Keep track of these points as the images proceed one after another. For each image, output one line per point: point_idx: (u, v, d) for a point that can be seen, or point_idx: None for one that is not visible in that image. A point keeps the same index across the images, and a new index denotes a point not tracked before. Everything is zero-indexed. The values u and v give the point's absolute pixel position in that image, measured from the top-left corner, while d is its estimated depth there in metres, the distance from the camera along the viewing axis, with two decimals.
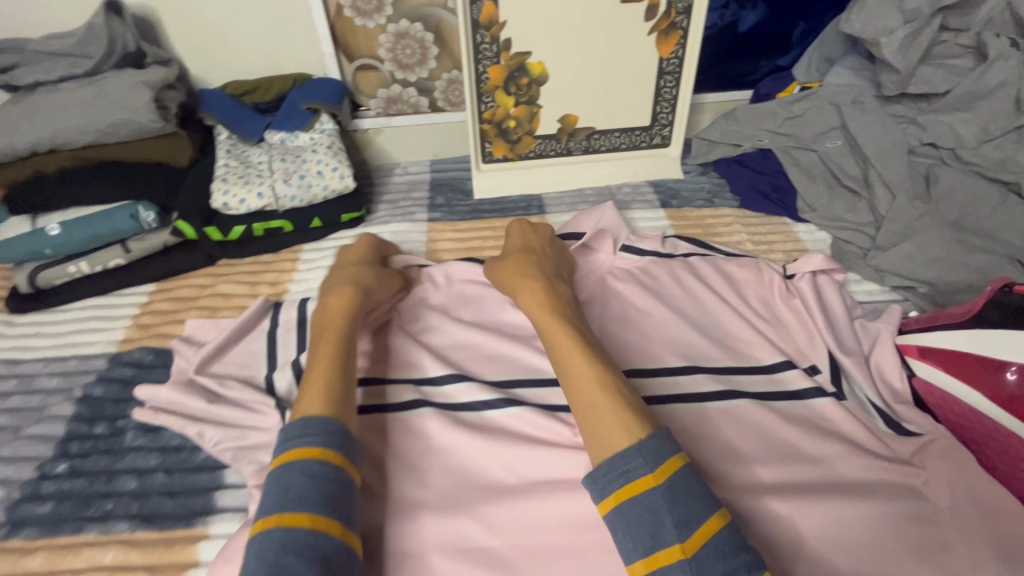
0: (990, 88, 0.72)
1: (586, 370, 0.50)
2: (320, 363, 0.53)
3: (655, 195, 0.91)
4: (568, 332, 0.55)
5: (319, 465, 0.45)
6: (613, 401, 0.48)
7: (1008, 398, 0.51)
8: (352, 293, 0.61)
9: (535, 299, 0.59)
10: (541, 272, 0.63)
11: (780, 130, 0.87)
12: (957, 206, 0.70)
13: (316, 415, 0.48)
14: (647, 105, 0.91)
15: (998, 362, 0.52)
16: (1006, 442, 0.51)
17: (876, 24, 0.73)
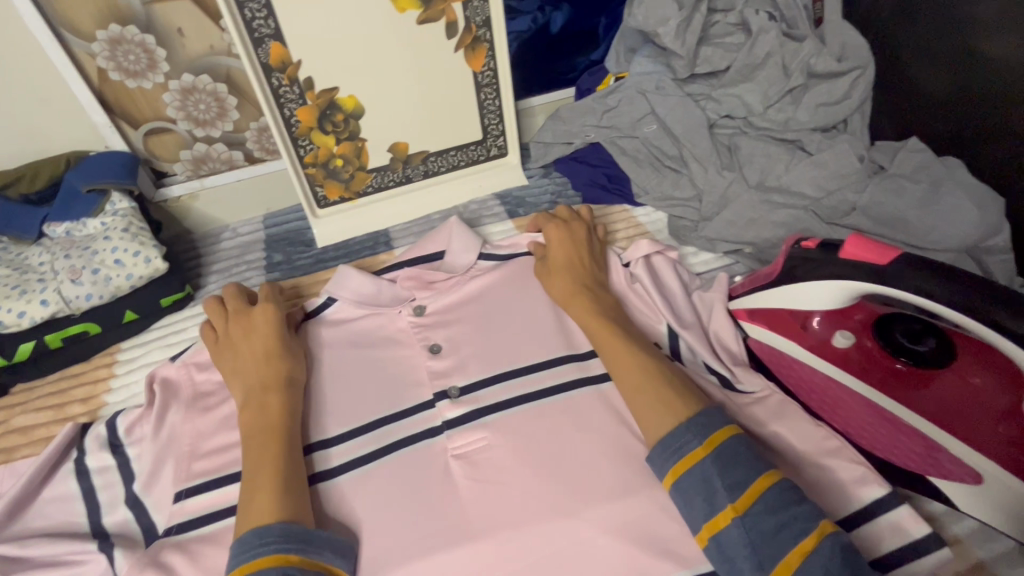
0: (761, 58, 0.79)
1: (630, 356, 0.57)
2: (264, 468, 0.52)
3: (501, 207, 0.91)
4: (614, 328, 0.60)
5: (294, 569, 0.46)
6: (652, 384, 0.54)
7: (820, 343, 0.57)
8: (282, 391, 0.58)
9: (587, 300, 0.64)
10: (585, 278, 0.67)
11: (602, 123, 0.89)
12: (757, 168, 0.77)
13: (276, 521, 0.48)
14: (474, 119, 0.90)
15: (805, 313, 0.58)
16: (827, 383, 0.57)
17: (655, 15, 0.77)
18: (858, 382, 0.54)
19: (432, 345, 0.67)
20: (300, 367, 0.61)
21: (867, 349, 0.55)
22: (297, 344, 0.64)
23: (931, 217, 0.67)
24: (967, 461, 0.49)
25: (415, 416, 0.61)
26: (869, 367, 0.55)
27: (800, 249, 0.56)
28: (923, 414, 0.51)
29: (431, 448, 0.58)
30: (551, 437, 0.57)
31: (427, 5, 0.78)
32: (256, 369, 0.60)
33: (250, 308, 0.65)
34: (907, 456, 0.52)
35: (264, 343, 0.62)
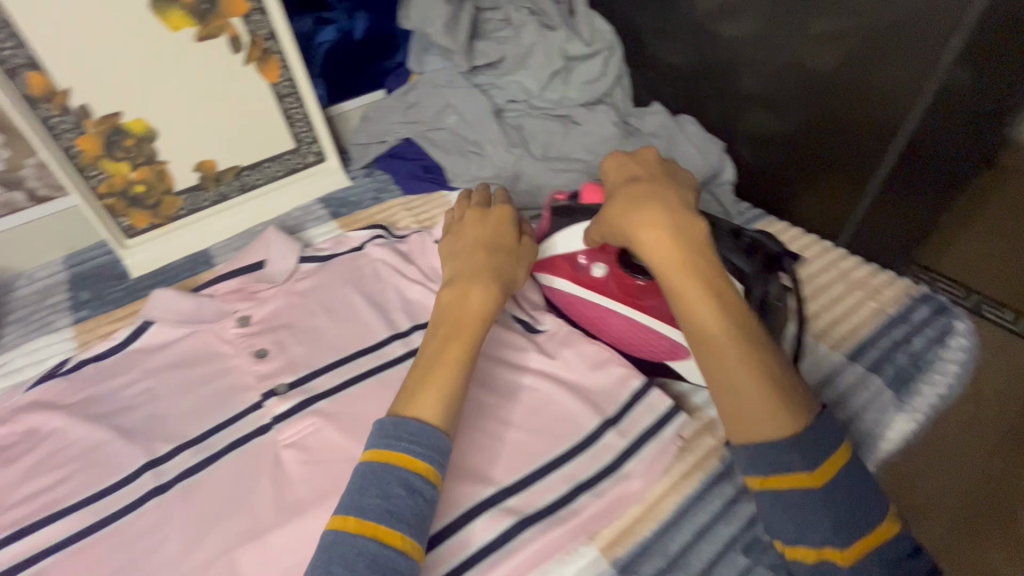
0: (528, 47, 0.90)
1: (713, 323, 0.47)
2: (443, 356, 0.52)
3: (325, 210, 0.94)
4: (697, 277, 0.48)
5: (423, 483, 0.46)
6: (748, 367, 0.45)
7: (584, 276, 0.65)
8: (489, 283, 0.57)
9: (650, 242, 0.51)
10: (670, 203, 0.52)
11: (407, 119, 0.97)
12: (540, 143, 0.89)
13: (429, 424, 0.48)
14: (282, 129, 0.92)
15: (572, 256, 0.66)
16: (595, 309, 0.66)
17: (426, 16, 0.85)
18: (615, 303, 0.63)
19: (259, 349, 0.69)
20: (517, 272, 0.61)
21: (618, 273, 0.63)
22: (527, 245, 0.64)
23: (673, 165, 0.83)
24: (693, 351, 0.60)
25: (246, 418, 0.62)
26: (622, 288, 0.63)
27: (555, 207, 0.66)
28: (660, 320, 0.61)
29: (261, 444, 0.60)
30: (376, 408, 0.62)
31: (203, 22, 0.79)
32: (472, 258, 0.60)
33: (485, 208, 0.66)
34: (658, 354, 0.63)
35: (502, 237, 0.63)
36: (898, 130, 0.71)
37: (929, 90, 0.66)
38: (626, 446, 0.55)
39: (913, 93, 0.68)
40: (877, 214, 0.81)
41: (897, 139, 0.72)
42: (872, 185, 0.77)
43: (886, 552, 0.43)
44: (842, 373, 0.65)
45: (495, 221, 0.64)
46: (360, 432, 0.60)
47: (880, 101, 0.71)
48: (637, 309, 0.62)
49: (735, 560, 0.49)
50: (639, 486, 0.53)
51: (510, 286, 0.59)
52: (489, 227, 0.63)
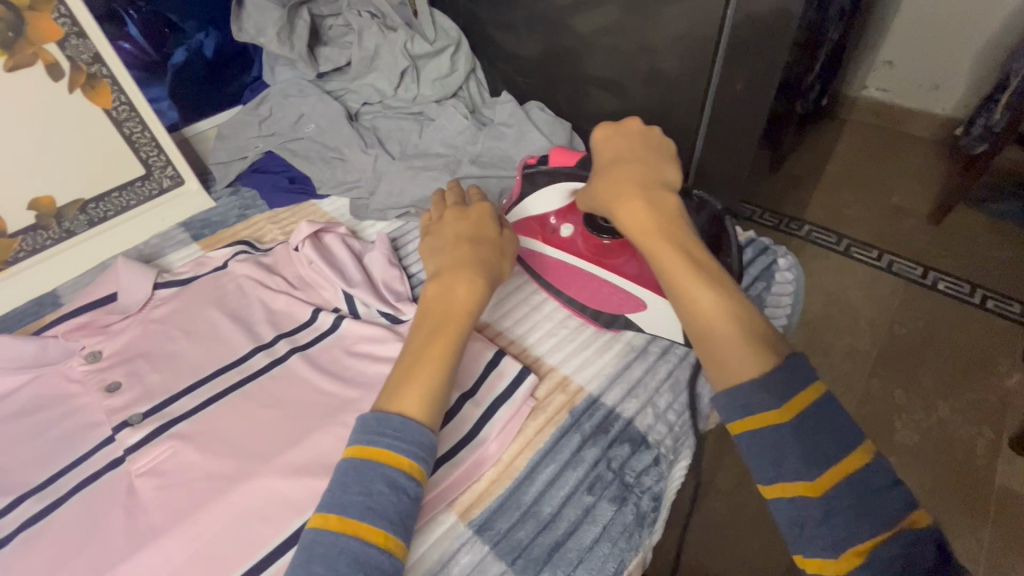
0: (374, 50, 0.92)
1: (698, 284, 0.51)
2: (429, 359, 0.52)
3: (186, 233, 0.91)
4: (675, 244, 0.54)
5: (404, 476, 0.47)
6: (730, 320, 0.50)
7: (554, 236, 0.70)
8: (473, 273, 0.57)
9: (633, 215, 0.56)
10: (648, 184, 0.58)
11: (264, 133, 0.96)
12: (397, 141, 0.91)
13: (412, 418, 0.49)
14: (126, 155, 0.88)
15: (545, 218, 0.71)
16: (559, 262, 0.70)
17: (259, 27, 0.85)
18: (581, 259, 0.68)
19: (110, 382, 0.66)
20: (501, 262, 0.61)
21: (585, 232, 0.68)
22: (508, 237, 0.64)
23: (525, 149, 0.87)
24: (647, 299, 0.64)
25: (97, 454, 0.60)
26: (588, 247, 0.68)
27: (529, 167, 0.71)
28: (621, 273, 0.65)
29: (114, 478, 0.58)
30: (238, 422, 0.61)
31: (10, 50, 0.75)
32: (456, 250, 0.60)
33: (462, 206, 0.67)
34: (615, 307, 0.66)
35: (484, 228, 0.63)
36: (708, 75, 0.81)
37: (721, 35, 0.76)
38: (481, 415, 0.57)
39: (709, 42, 0.77)
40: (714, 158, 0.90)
41: (708, 83, 0.82)
42: (701, 126, 0.87)
43: (865, 477, 0.43)
44: None
45: (475, 214, 0.65)
46: (220, 448, 0.59)
47: (687, 54, 0.80)
48: (600, 264, 0.67)
49: (581, 500, 0.53)
50: (494, 449, 0.56)
51: (496, 277, 0.59)
52: (472, 219, 0.64)
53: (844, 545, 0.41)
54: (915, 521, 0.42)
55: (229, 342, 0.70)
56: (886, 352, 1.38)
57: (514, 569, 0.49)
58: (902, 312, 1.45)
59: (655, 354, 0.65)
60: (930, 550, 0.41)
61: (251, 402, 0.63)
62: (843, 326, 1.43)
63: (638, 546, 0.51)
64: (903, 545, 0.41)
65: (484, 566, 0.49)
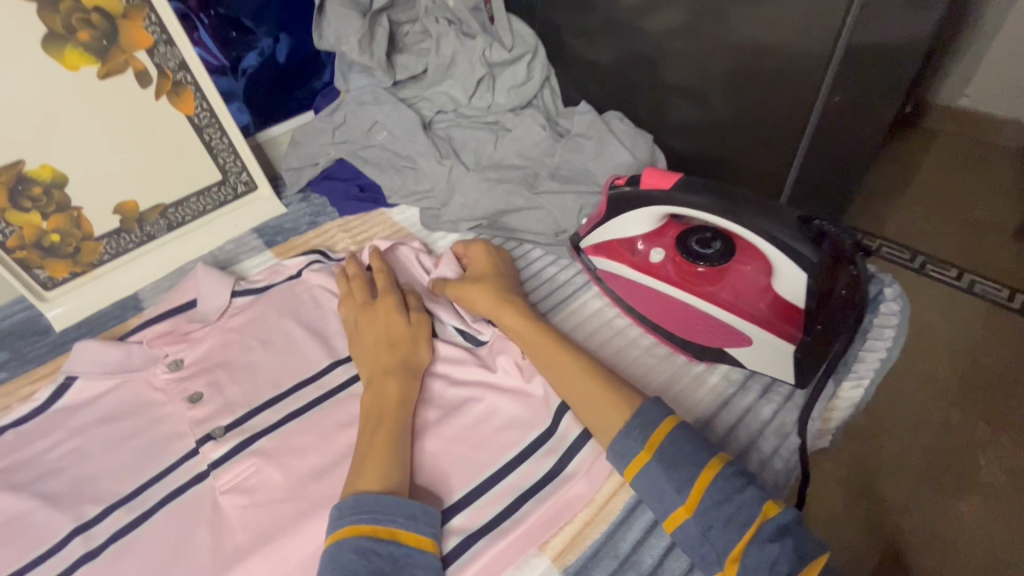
0: (450, 57, 0.89)
1: (575, 372, 0.55)
2: (374, 451, 0.51)
3: (259, 240, 0.91)
4: (545, 337, 0.59)
5: (372, 540, 0.44)
6: (609, 394, 0.53)
7: (640, 261, 0.66)
8: (404, 371, 0.58)
9: (511, 314, 0.62)
10: (500, 291, 0.65)
11: (336, 139, 0.95)
12: (471, 151, 0.89)
13: (381, 491, 0.47)
14: (204, 161, 0.89)
15: (630, 240, 0.67)
16: (646, 289, 0.65)
17: (338, 35, 0.84)
18: (670, 286, 0.64)
19: (193, 393, 0.66)
20: (422, 353, 0.61)
21: (676, 258, 0.64)
22: (420, 320, 0.63)
23: (603, 163, 0.84)
24: (751, 334, 0.59)
25: (183, 467, 0.60)
26: (681, 273, 0.64)
27: (618, 186, 0.64)
28: (719, 304, 0.61)
29: (200, 494, 0.57)
30: (318, 441, 0.60)
31: (104, 58, 0.76)
32: (375, 351, 0.60)
33: (370, 303, 0.65)
34: (715, 340, 0.61)
35: (393, 327, 0.62)
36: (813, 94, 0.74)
37: (835, 53, 0.70)
38: (569, 448, 0.55)
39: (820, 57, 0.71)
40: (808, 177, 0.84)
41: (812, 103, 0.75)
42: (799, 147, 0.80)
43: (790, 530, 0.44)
44: None
45: (381, 315, 0.63)
46: (302, 469, 0.58)
47: (791, 71, 0.74)
48: (695, 294, 0.62)
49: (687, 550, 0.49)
50: (584, 488, 0.53)
51: (418, 368, 0.59)
52: (383, 319, 0.63)
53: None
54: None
55: (306, 356, 0.69)
56: (969, 381, 1.28)
57: None
58: (990, 338, 1.33)
59: (755, 390, 0.61)
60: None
61: (331, 419, 0.62)
62: (924, 352, 1.33)
63: None
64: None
65: None
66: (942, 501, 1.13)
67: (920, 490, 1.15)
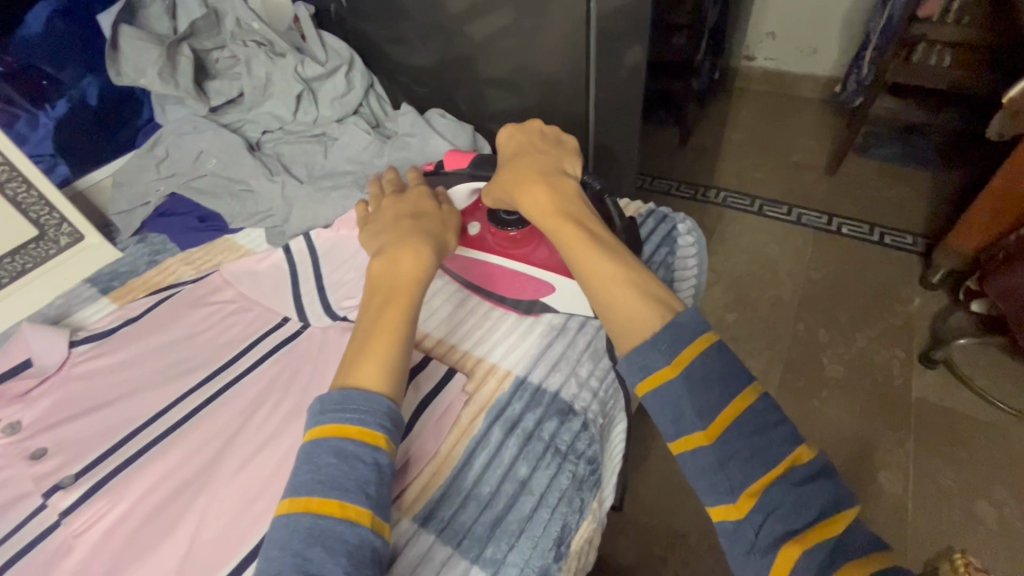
0: (264, 78, 0.92)
1: (599, 263, 0.56)
2: (384, 330, 0.55)
3: (93, 289, 0.87)
4: (572, 225, 0.59)
5: (348, 445, 0.49)
6: (627, 288, 0.54)
7: (462, 235, 0.71)
8: (418, 242, 0.61)
9: (533, 203, 0.61)
10: (547, 179, 0.63)
11: (163, 174, 0.94)
12: (302, 165, 0.92)
13: (372, 391, 0.52)
14: (13, 218, 0.84)
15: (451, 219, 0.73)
16: (471, 261, 0.71)
17: (136, 69, 0.84)
18: (491, 254, 0.70)
19: (32, 451, 0.63)
20: (443, 233, 0.65)
21: (491, 228, 0.70)
22: (449, 211, 0.69)
23: (429, 156, 0.90)
24: (555, 282, 0.67)
25: (29, 524, 0.58)
26: (497, 240, 0.70)
27: (429, 169, 0.75)
28: (529, 261, 0.68)
29: (49, 546, 0.56)
30: (174, 466, 0.60)
31: None
32: (395, 228, 0.64)
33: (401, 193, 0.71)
34: (527, 292, 0.69)
35: (424, 208, 0.68)
36: (587, 68, 0.87)
37: (591, 31, 0.82)
38: (420, 403, 0.60)
39: (581, 35, 0.83)
40: (616, 142, 0.96)
41: (587, 73, 0.88)
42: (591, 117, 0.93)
43: (793, 475, 0.46)
44: None
45: (410, 203, 0.68)
46: (158, 495, 0.58)
47: (564, 48, 0.86)
48: (508, 257, 0.69)
49: (517, 473, 0.56)
50: (431, 443, 0.58)
51: (438, 247, 0.63)
52: (410, 205, 0.68)
53: (742, 488, 0.46)
54: (800, 458, 0.47)
55: (152, 390, 0.68)
56: (802, 296, 1.50)
57: (459, 551, 0.51)
58: (816, 257, 1.57)
59: (575, 328, 0.69)
60: (823, 484, 0.46)
61: (185, 442, 0.62)
62: (766, 281, 1.54)
63: (580, 509, 0.56)
64: (795, 487, 0.45)
65: (432, 553, 0.51)
66: (795, 397, 1.32)
67: (783, 393, 1.32)
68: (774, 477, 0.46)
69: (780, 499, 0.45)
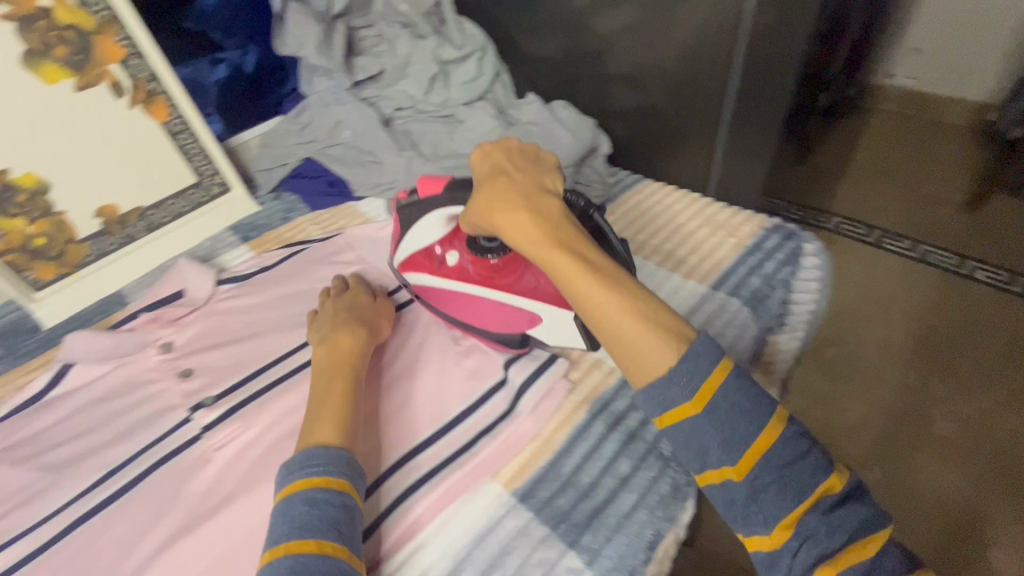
0: (405, 58, 0.98)
1: (602, 294, 0.47)
2: (330, 400, 0.56)
3: (235, 236, 0.97)
4: (566, 254, 0.49)
5: (319, 491, 0.49)
6: (636, 324, 0.45)
7: (440, 267, 0.66)
8: (357, 331, 0.64)
9: (522, 229, 0.51)
10: (530, 201, 0.53)
11: (304, 139, 1.01)
12: (428, 143, 0.95)
13: (329, 444, 0.53)
14: (180, 165, 0.94)
15: (426, 249, 0.67)
16: (453, 294, 0.65)
17: (296, 42, 0.92)
18: (471, 285, 0.64)
19: (182, 369, 0.72)
20: (378, 323, 0.67)
21: (470, 257, 0.64)
22: (383, 303, 0.71)
23: (550, 146, 0.91)
24: (545, 314, 0.61)
25: (175, 433, 0.65)
26: (476, 271, 0.64)
27: (398, 202, 0.66)
28: (515, 292, 0.62)
29: (190, 455, 0.63)
30: (296, 404, 0.66)
31: (80, 71, 0.82)
32: (331, 321, 0.66)
33: (336, 289, 0.72)
34: (515, 326, 0.64)
35: (358, 302, 0.70)
36: (725, 74, 0.83)
37: (738, 36, 0.79)
38: (518, 390, 0.63)
39: (727, 36, 0.80)
40: (740, 156, 0.91)
41: (729, 78, 0.84)
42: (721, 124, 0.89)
43: (824, 502, 0.42)
44: (707, 301, 0.72)
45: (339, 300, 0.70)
46: (283, 426, 0.64)
47: (701, 54, 0.84)
48: (493, 287, 0.63)
49: (618, 469, 0.56)
50: (531, 425, 0.60)
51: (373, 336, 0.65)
52: (346, 300, 0.70)
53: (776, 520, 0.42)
54: (832, 485, 0.43)
55: (282, 333, 0.75)
56: (916, 339, 1.36)
57: (556, 532, 0.52)
58: (939, 300, 1.42)
59: None
60: (855, 510, 0.42)
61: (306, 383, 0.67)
62: (874, 315, 1.42)
63: (675, 518, 0.54)
64: (826, 514, 0.42)
65: (528, 529, 0.53)
66: (895, 449, 1.20)
67: (880, 443, 1.21)
68: (806, 506, 0.42)
69: (813, 528, 0.41)
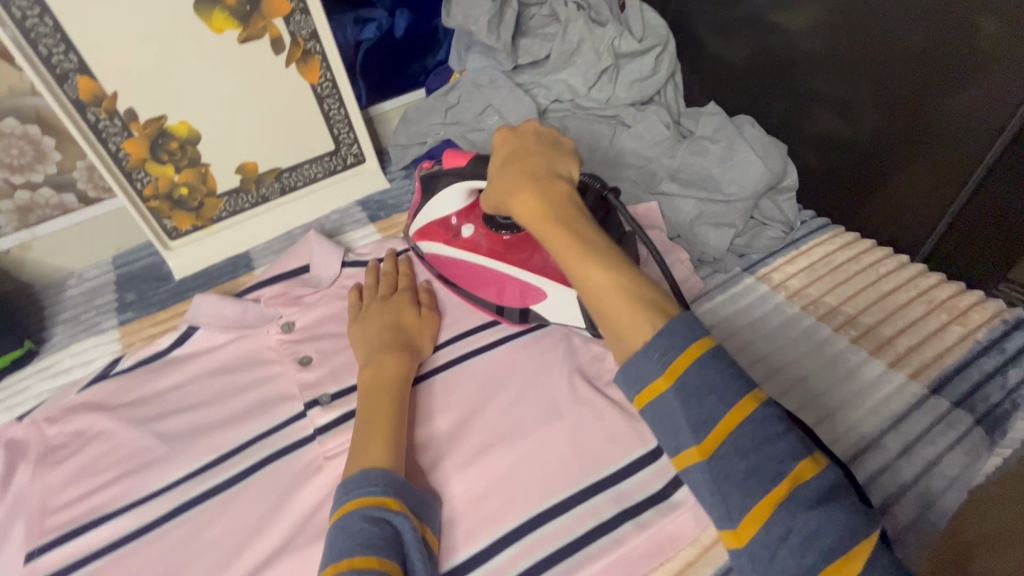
0: (574, 45, 0.87)
1: (596, 272, 0.46)
2: (377, 418, 0.53)
3: (363, 213, 0.92)
4: (561, 230, 0.49)
5: (381, 510, 0.45)
6: (622, 301, 0.44)
7: (456, 238, 0.67)
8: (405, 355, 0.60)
9: (524, 205, 0.51)
10: (536, 179, 0.52)
11: (448, 121, 0.93)
12: (585, 144, 0.84)
13: (380, 465, 0.49)
14: (321, 130, 0.90)
15: (446, 220, 0.68)
16: (466, 265, 0.67)
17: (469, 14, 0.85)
18: (484, 258, 0.66)
19: (302, 356, 0.67)
20: (423, 340, 0.64)
21: (487, 232, 0.66)
22: (428, 316, 0.67)
23: (728, 171, 0.77)
24: (550, 291, 0.63)
25: (290, 427, 0.62)
26: (489, 244, 0.66)
27: (426, 171, 0.69)
28: (527, 268, 0.64)
29: (304, 458, 0.59)
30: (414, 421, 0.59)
31: (246, 22, 0.78)
32: (376, 335, 0.62)
33: (384, 291, 0.68)
34: (519, 300, 0.65)
35: (404, 315, 0.65)
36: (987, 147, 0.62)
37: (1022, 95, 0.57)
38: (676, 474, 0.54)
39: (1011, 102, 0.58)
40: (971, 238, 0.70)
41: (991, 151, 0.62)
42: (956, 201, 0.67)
43: (801, 494, 0.37)
44: (919, 410, 0.58)
45: (385, 308, 0.65)
46: None
47: (958, 113, 0.63)
48: (506, 262, 0.65)
49: None
50: (690, 524, 0.52)
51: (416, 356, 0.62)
52: (396, 312, 0.65)
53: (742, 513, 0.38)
54: (802, 474, 0.37)
55: None
56: None
57: None
58: None
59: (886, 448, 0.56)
60: (836, 506, 0.37)
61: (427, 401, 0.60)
62: None
63: None
64: (803, 507, 0.37)
65: None
66: None
67: None
68: (777, 499, 0.37)
69: (786, 525, 0.36)
